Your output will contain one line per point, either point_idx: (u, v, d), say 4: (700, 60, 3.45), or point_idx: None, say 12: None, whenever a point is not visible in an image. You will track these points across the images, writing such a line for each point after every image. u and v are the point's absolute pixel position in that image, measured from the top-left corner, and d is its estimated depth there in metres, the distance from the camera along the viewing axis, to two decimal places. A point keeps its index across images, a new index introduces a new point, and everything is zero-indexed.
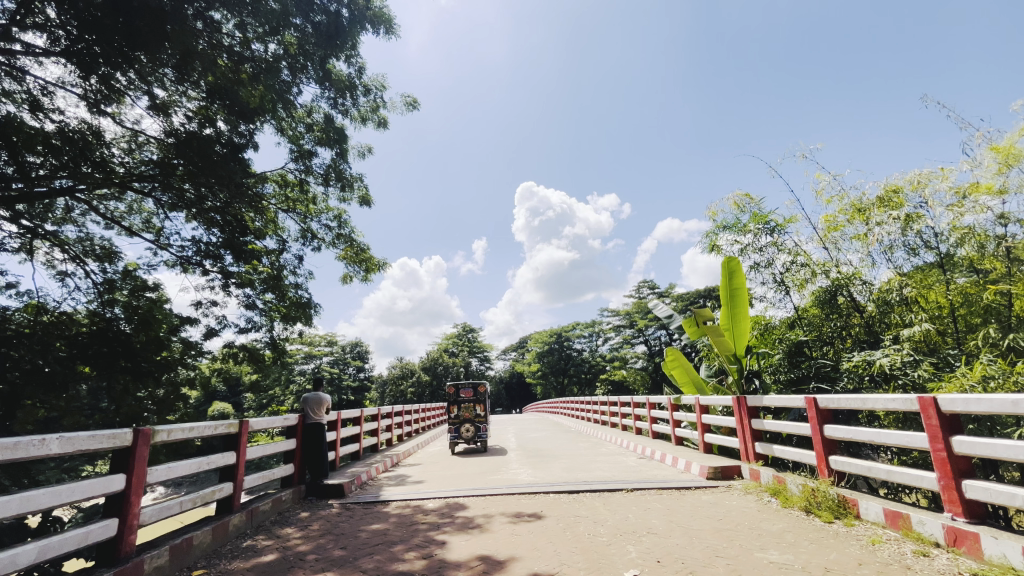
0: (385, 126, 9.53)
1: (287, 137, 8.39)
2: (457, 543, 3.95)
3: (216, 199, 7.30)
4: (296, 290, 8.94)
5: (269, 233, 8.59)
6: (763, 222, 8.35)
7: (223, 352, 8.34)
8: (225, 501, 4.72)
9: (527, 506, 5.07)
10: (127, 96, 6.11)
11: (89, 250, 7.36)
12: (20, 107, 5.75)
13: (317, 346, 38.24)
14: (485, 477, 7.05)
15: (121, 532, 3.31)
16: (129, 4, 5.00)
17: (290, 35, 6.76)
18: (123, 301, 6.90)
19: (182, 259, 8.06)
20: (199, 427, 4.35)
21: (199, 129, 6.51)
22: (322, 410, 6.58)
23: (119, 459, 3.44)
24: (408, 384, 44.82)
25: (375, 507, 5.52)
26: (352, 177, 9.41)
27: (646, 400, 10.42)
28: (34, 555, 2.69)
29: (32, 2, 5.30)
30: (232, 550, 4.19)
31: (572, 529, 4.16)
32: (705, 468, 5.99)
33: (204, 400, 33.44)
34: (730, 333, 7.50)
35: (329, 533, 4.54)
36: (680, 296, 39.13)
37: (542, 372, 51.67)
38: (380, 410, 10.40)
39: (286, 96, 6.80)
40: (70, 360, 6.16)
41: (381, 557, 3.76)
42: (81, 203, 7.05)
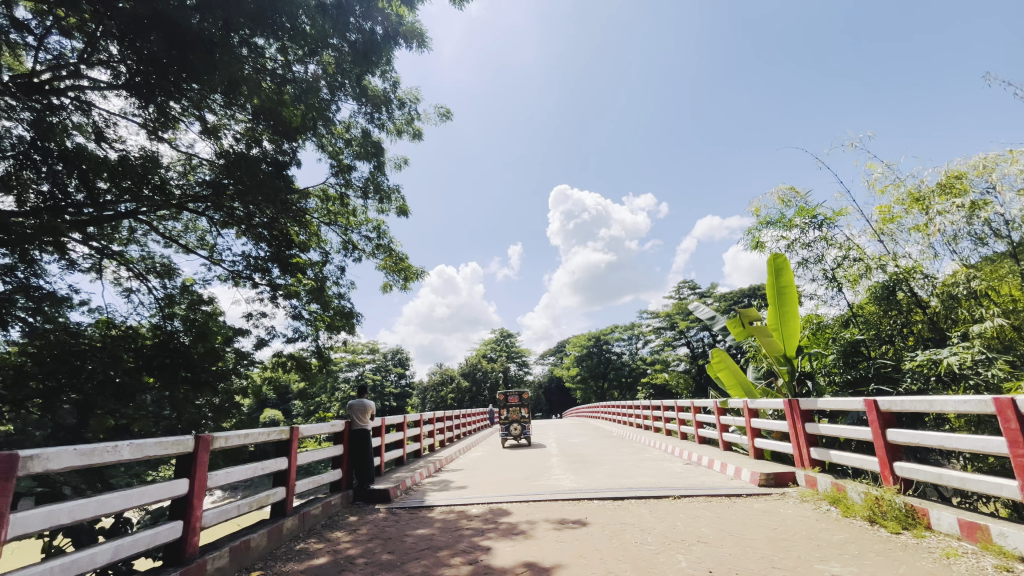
0: (420, 137, 9.75)
1: (328, 152, 8.71)
2: (502, 549, 3.95)
3: (263, 216, 7.65)
4: (340, 299, 9.24)
5: (313, 246, 8.99)
6: (810, 215, 7.99)
7: (273, 361, 8.71)
8: (279, 504, 4.90)
9: (571, 512, 5.02)
10: (181, 122, 6.51)
11: (150, 267, 7.86)
12: (88, 139, 6.23)
13: (361, 354, 39.46)
14: (528, 483, 7.02)
15: (185, 534, 3.49)
16: (184, 38, 5.35)
17: (328, 55, 7.10)
18: (182, 314, 7.33)
19: (234, 273, 8.48)
20: (254, 433, 4.55)
21: (246, 149, 6.89)
22: (367, 417, 6.73)
23: (183, 465, 3.64)
24: (448, 390, 45.55)
25: (421, 512, 5.60)
26: (390, 188, 9.68)
27: (690, 404, 10.13)
28: (110, 554, 2.90)
29: (98, 41, 5.73)
30: (287, 553, 4.34)
31: (618, 537, 4.07)
32: (756, 475, 5.75)
33: (256, 408, 35.15)
34: (778, 333, 7.12)
35: (377, 538, 4.64)
36: (723, 296, 37.99)
37: (581, 377, 51.10)
38: (422, 416, 10.56)
39: (325, 115, 7.04)
40: (137, 371, 6.44)
41: (428, 562, 3.80)
42: (142, 224, 7.53)
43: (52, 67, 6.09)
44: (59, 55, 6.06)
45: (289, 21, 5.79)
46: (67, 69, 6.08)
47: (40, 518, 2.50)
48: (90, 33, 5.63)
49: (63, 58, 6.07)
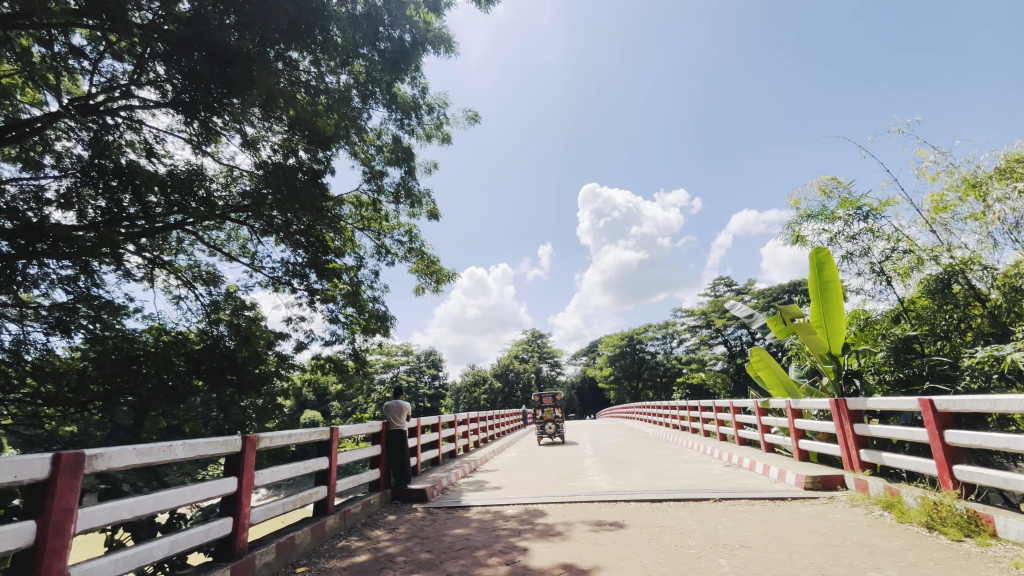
0: (449, 141, 9.87)
1: (360, 160, 8.92)
2: (539, 550, 3.95)
3: (301, 223, 7.91)
4: (374, 303, 9.45)
5: (347, 251, 9.25)
6: (854, 207, 7.65)
7: (312, 364, 8.98)
8: (321, 503, 5.05)
9: (608, 514, 4.96)
10: (223, 136, 6.81)
11: (197, 276, 8.26)
12: (140, 155, 6.59)
13: (395, 356, 40.20)
14: (563, 484, 6.98)
15: (235, 530, 3.64)
16: (224, 55, 5.58)
17: (359, 65, 7.28)
18: (227, 320, 7.63)
19: (274, 279, 8.78)
20: (296, 433, 4.71)
21: (283, 160, 7.15)
22: (403, 417, 6.86)
23: (231, 464, 3.81)
24: (481, 391, 45.93)
25: (458, 512, 5.66)
26: (421, 193, 9.84)
27: (729, 405, 9.85)
28: (167, 548, 3.07)
29: (146, 63, 6.05)
30: (329, 550, 4.47)
31: (657, 540, 4.00)
32: (801, 477, 5.54)
33: (297, 408, 36.47)
34: (822, 330, 6.82)
35: (416, 537, 4.71)
36: (762, 293, 36.80)
37: (614, 377, 50.46)
38: (456, 416, 10.66)
39: (358, 123, 7.27)
40: (187, 375, 6.76)
41: (465, 561, 3.84)
42: (189, 234, 7.91)
43: (105, 89, 6.47)
44: (112, 78, 6.45)
45: (321, 34, 5.97)
46: (119, 90, 6.46)
47: (105, 513, 2.67)
48: (139, 55, 5.95)
49: (116, 80, 6.45)
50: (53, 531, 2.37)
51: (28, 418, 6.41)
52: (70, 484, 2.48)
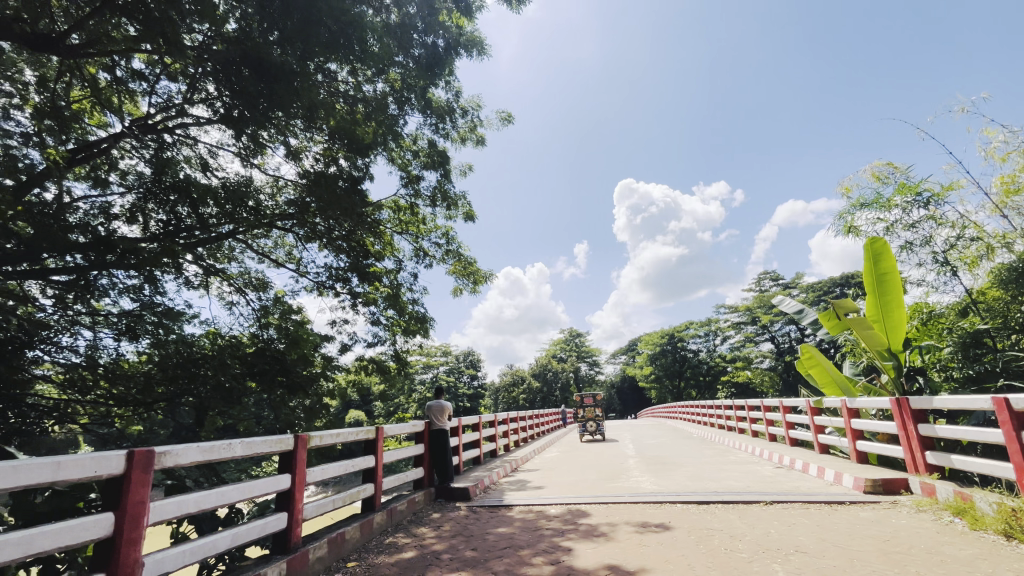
0: (483, 143, 9.96)
1: (397, 165, 9.13)
2: (584, 550, 3.92)
3: (342, 229, 8.16)
4: (413, 305, 9.65)
5: (387, 254, 9.51)
6: (914, 193, 7.19)
7: (356, 365, 9.26)
8: (369, 500, 5.20)
9: (653, 515, 4.86)
10: (269, 148, 7.11)
11: (248, 282, 8.68)
12: (195, 169, 6.98)
13: (434, 356, 40.90)
14: (605, 484, 6.91)
15: (290, 525, 3.81)
16: (270, 71, 5.82)
17: (395, 72, 7.45)
18: (276, 323, 7.99)
19: (318, 283, 9.11)
20: (345, 432, 4.88)
21: (325, 168, 7.40)
22: (444, 417, 6.95)
23: (285, 461, 3.99)
24: (520, 391, 46.11)
25: (500, 511, 5.70)
26: (457, 196, 9.96)
27: (779, 404, 9.46)
28: (229, 540, 3.25)
29: (198, 82, 6.41)
30: (378, 546, 4.61)
31: (704, 543, 3.89)
32: (860, 480, 5.25)
33: (342, 408, 37.74)
34: (880, 326, 6.47)
35: (461, 534, 4.78)
36: (811, 287, 35.16)
37: (655, 376, 49.44)
38: (495, 416, 10.73)
39: (394, 129, 7.48)
40: (242, 376, 7.10)
41: (510, 560, 3.86)
42: (240, 243, 8.32)
43: (162, 109, 6.89)
44: (168, 98, 6.86)
45: (359, 45, 6.09)
46: (174, 109, 6.86)
47: (173, 507, 2.86)
48: (191, 75, 6.31)
49: (171, 100, 6.85)
50: (129, 522, 2.55)
51: (101, 417, 6.91)
52: (142, 479, 2.66)
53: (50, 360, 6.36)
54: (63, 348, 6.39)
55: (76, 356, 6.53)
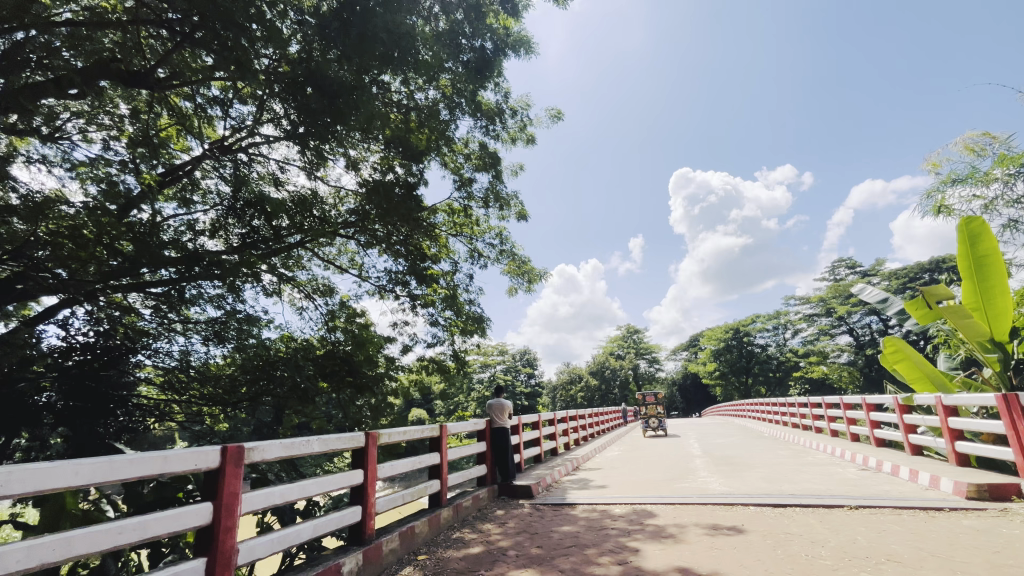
0: (534, 142, 9.97)
1: (450, 169, 9.33)
2: (652, 552, 3.84)
3: (400, 234, 8.46)
4: (470, 305, 9.83)
5: (443, 257, 9.77)
6: (1016, 164, 6.44)
7: (417, 365, 9.56)
8: (435, 496, 5.37)
9: (724, 518, 4.66)
10: (330, 161, 7.49)
11: (316, 288, 9.19)
12: (266, 184, 7.48)
13: (491, 356, 41.49)
14: (671, 485, 6.71)
15: (363, 518, 4.00)
16: (331, 87, 6.12)
17: (446, 79, 7.62)
18: (343, 326, 8.42)
19: (379, 287, 9.49)
20: (411, 430, 5.08)
21: (383, 176, 7.68)
22: (505, 416, 7.00)
23: (357, 458, 4.21)
24: (577, 388, 45.86)
25: (564, 509, 5.69)
26: (509, 196, 10.04)
27: (861, 401, 8.77)
28: (310, 531, 3.48)
29: (266, 103, 6.86)
30: (445, 540, 4.74)
31: (782, 548, 3.68)
32: (961, 485, 4.76)
33: (404, 407, 39.17)
34: (980, 314, 5.84)
35: (525, 532, 4.82)
36: (894, 274, 32.30)
37: (719, 372, 47.36)
38: (555, 415, 10.72)
39: (446, 134, 7.67)
40: (315, 377, 7.53)
41: (576, 559, 3.85)
42: (308, 251, 8.83)
43: (236, 130, 7.43)
44: (241, 119, 7.40)
45: (411, 55, 6.30)
46: (246, 130, 7.39)
47: (260, 499, 3.10)
48: (260, 98, 6.78)
49: (243, 122, 7.38)
50: (225, 512, 2.78)
51: (194, 415, 7.58)
52: (235, 472, 2.90)
53: (150, 363, 7.04)
54: (160, 353, 7.05)
55: (172, 360, 7.17)
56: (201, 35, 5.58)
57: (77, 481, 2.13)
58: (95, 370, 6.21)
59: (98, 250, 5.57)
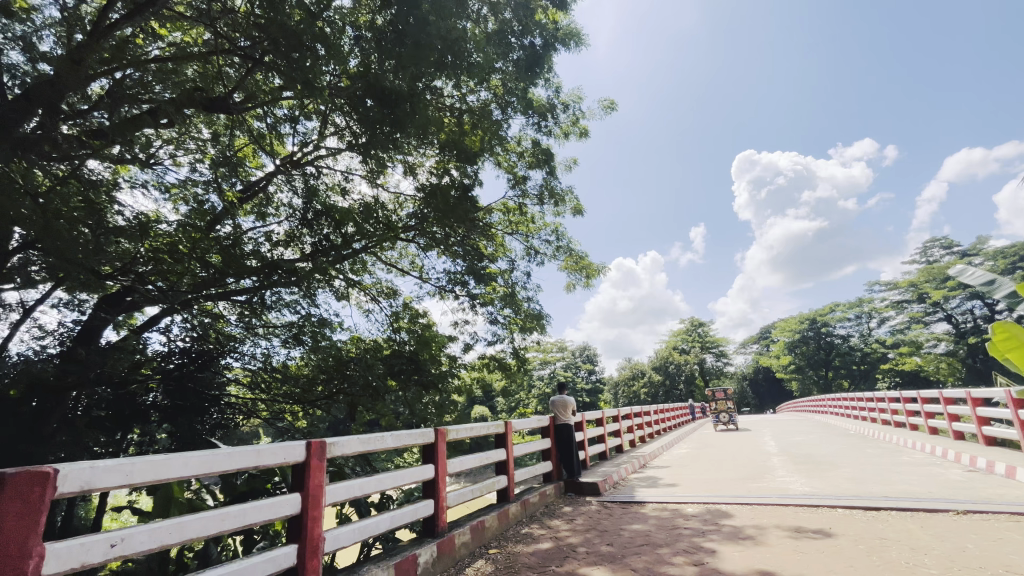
0: (588, 135, 9.85)
1: (504, 168, 9.41)
2: (730, 553, 3.68)
3: (457, 235, 8.66)
4: (529, 302, 9.88)
5: (500, 256, 9.89)
6: None
7: (479, 363, 9.73)
8: (503, 491, 5.45)
9: (809, 520, 4.38)
10: (389, 168, 7.77)
11: (380, 291, 9.60)
12: (332, 193, 7.89)
13: (550, 352, 41.42)
14: (748, 484, 6.40)
15: (436, 511, 4.14)
16: (390, 97, 6.31)
17: (497, 79, 7.66)
18: (407, 327, 8.70)
19: (440, 287, 9.75)
20: (477, 426, 5.19)
21: (440, 179, 7.87)
22: (568, 412, 6.95)
23: (427, 453, 4.36)
24: (640, 384, 44.79)
25: (633, 507, 5.59)
26: (564, 191, 9.97)
27: (966, 395, 7.91)
28: (388, 523, 3.66)
29: (329, 117, 7.22)
30: (515, 535, 4.81)
31: (877, 554, 3.40)
32: None
33: (467, 404, 40.00)
34: None
35: (594, 529, 4.78)
36: (999, 252, 28.86)
37: (795, 366, 44.46)
38: (619, 412, 10.52)
39: (498, 133, 7.76)
40: (385, 376, 7.86)
41: (649, 558, 3.76)
42: (372, 256, 9.23)
43: (304, 145, 7.89)
44: (307, 135, 7.86)
45: (463, 59, 6.42)
46: (311, 144, 7.83)
47: (341, 491, 3.31)
48: (323, 112, 7.17)
49: (309, 137, 7.83)
50: (312, 503, 2.98)
51: (276, 413, 8.14)
52: (319, 465, 3.10)
53: (239, 365, 7.60)
54: (247, 355, 7.56)
55: (256, 362, 7.64)
56: (269, 58, 5.97)
57: (186, 473, 2.37)
58: (193, 371, 6.87)
59: (192, 263, 6.14)
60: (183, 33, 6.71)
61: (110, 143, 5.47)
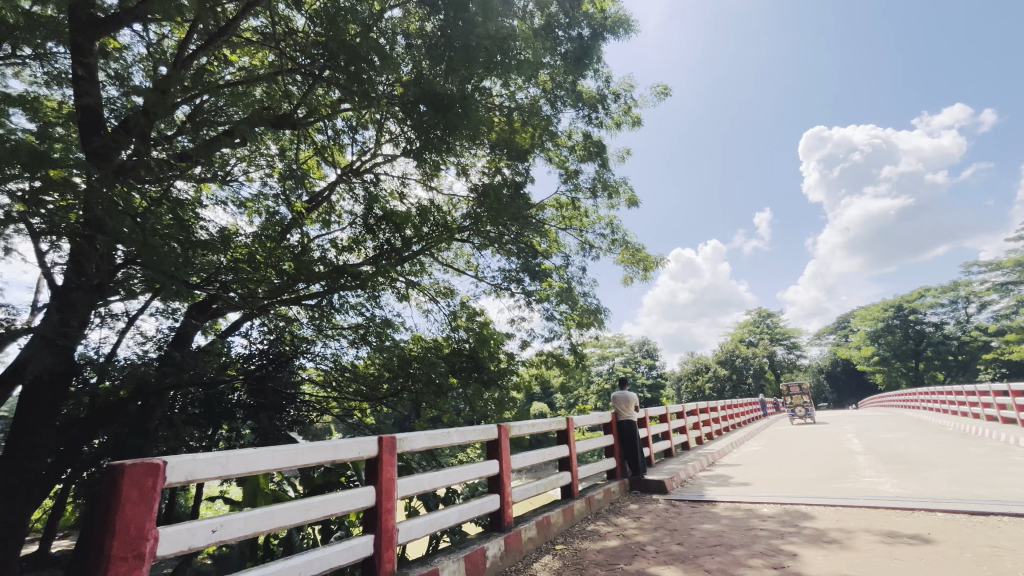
0: (640, 123, 9.58)
1: (556, 164, 9.34)
2: (813, 557, 3.46)
3: (510, 233, 8.72)
4: (585, 297, 9.77)
5: (555, 252, 9.85)
6: None
7: (537, 359, 9.74)
8: (567, 488, 5.43)
9: (904, 525, 4.03)
10: (443, 170, 7.94)
11: (438, 290, 9.85)
12: (390, 198, 8.19)
13: (608, 347, 40.72)
14: (830, 484, 5.99)
15: (502, 506, 4.19)
16: (443, 103, 6.37)
17: (545, 75, 7.61)
18: (464, 325, 8.85)
19: (495, 286, 9.84)
20: (539, 422, 5.20)
21: (492, 178, 7.95)
22: (631, 408, 6.78)
23: (491, 449, 4.43)
24: (704, 379, 43.00)
25: (704, 506, 5.40)
26: (618, 182, 9.76)
27: None
28: (457, 516, 3.76)
29: (384, 125, 7.47)
30: (581, 532, 4.79)
31: (988, 564, 3.07)
32: None
33: (526, 401, 40.18)
34: None
35: (663, 528, 4.66)
36: None
37: (879, 357, 40.97)
38: (684, 408, 10.18)
39: (549, 128, 7.73)
40: (446, 373, 8.07)
41: (723, 559, 3.61)
42: (429, 257, 9.48)
43: (362, 154, 8.23)
44: (365, 144, 8.21)
45: (511, 57, 6.44)
46: (369, 152, 8.16)
47: (409, 485, 3.44)
48: (378, 121, 7.44)
49: (367, 146, 8.16)
50: (384, 495, 3.11)
51: (346, 410, 8.57)
52: (390, 459, 3.23)
53: (313, 365, 8.02)
54: (319, 356, 7.98)
55: (328, 363, 8.03)
56: (328, 73, 6.28)
57: (272, 465, 2.56)
58: (271, 372, 7.49)
59: (268, 271, 6.58)
60: (251, 57, 7.22)
61: (194, 164, 6.00)
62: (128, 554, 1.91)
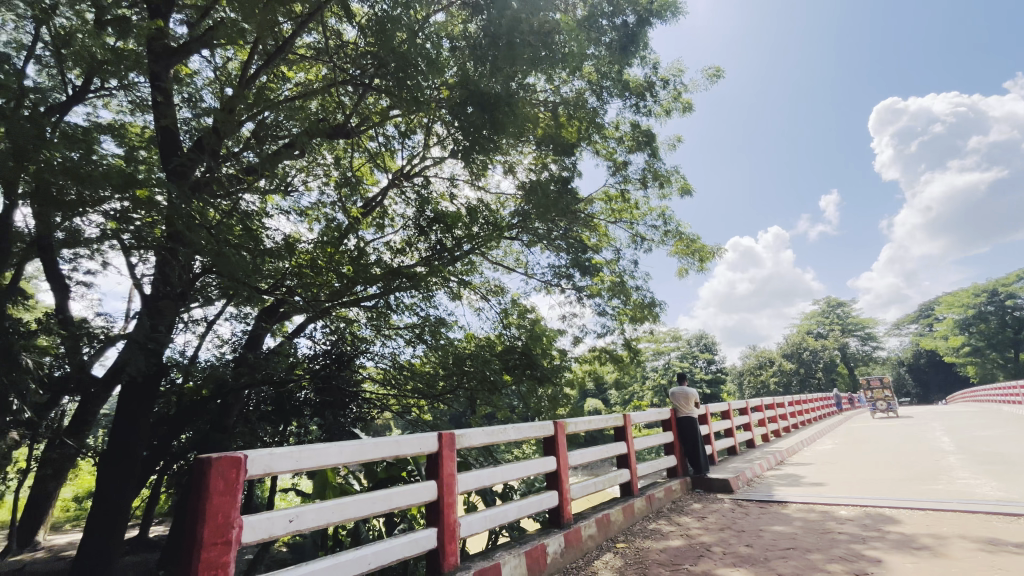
0: (691, 109, 9.21)
1: (603, 156, 9.17)
2: (900, 563, 3.21)
3: (558, 228, 8.67)
4: (638, 291, 9.55)
5: (605, 246, 9.69)
6: None
7: (590, 355, 9.63)
8: (626, 486, 5.32)
9: (1007, 532, 3.64)
10: (490, 169, 8.00)
11: (489, 289, 9.94)
12: (440, 199, 8.35)
13: (663, 342, 39.60)
14: (917, 486, 5.51)
15: (560, 503, 4.17)
16: (488, 102, 6.39)
17: (589, 67, 7.47)
18: (516, 322, 8.91)
19: (546, 282, 9.81)
20: (596, 420, 5.13)
21: (540, 174, 7.93)
22: (690, 404, 6.57)
23: (547, 445, 4.41)
24: (768, 374, 40.87)
25: (773, 507, 5.13)
26: (669, 172, 9.44)
27: None
28: (515, 512, 3.78)
29: (432, 128, 7.62)
30: (642, 531, 4.69)
31: None
32: None
33: (580, 396, 39.96)
34: None
35: (730, 528, 4.47)
36: None
37: (970, 347, 37.29)
38: (747, 404, 9.70)
39: (596, 120, 7.62)
40: (500, 370, 8.15)
41: (798, 563, 3.42)
42: (479, 257, 9.60)
43: (412, 158, 8.45)
44: (415, 148, 8.41)
45: (553, 52, 6.40)
46: (418, 156, 8.36)
47: (468, 480, 3.50)
48: (425, 124, 7.60)
49: (416, 150, 8.37)
50: (445, 490, 3.18)
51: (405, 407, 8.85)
52: (449, 455, 3.30)
53: (372, 364, 8.31)
54: (378, 356, 8.27)
55: (386, 361, 8.31)
56: (378, 82, 6.50)
57: (340, 459, 2.67)
58: (335, 371, 7.80)
59: (329, 274, 6.89)
60: (306, 72, 7.58)
61: (258, 176, 6.39)
62: (217, 539, 2.08)
